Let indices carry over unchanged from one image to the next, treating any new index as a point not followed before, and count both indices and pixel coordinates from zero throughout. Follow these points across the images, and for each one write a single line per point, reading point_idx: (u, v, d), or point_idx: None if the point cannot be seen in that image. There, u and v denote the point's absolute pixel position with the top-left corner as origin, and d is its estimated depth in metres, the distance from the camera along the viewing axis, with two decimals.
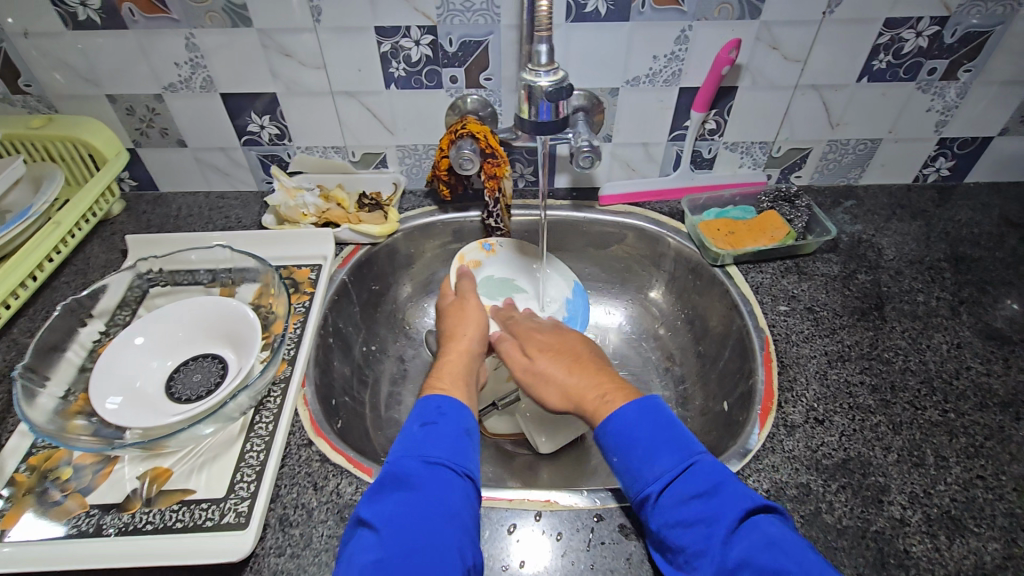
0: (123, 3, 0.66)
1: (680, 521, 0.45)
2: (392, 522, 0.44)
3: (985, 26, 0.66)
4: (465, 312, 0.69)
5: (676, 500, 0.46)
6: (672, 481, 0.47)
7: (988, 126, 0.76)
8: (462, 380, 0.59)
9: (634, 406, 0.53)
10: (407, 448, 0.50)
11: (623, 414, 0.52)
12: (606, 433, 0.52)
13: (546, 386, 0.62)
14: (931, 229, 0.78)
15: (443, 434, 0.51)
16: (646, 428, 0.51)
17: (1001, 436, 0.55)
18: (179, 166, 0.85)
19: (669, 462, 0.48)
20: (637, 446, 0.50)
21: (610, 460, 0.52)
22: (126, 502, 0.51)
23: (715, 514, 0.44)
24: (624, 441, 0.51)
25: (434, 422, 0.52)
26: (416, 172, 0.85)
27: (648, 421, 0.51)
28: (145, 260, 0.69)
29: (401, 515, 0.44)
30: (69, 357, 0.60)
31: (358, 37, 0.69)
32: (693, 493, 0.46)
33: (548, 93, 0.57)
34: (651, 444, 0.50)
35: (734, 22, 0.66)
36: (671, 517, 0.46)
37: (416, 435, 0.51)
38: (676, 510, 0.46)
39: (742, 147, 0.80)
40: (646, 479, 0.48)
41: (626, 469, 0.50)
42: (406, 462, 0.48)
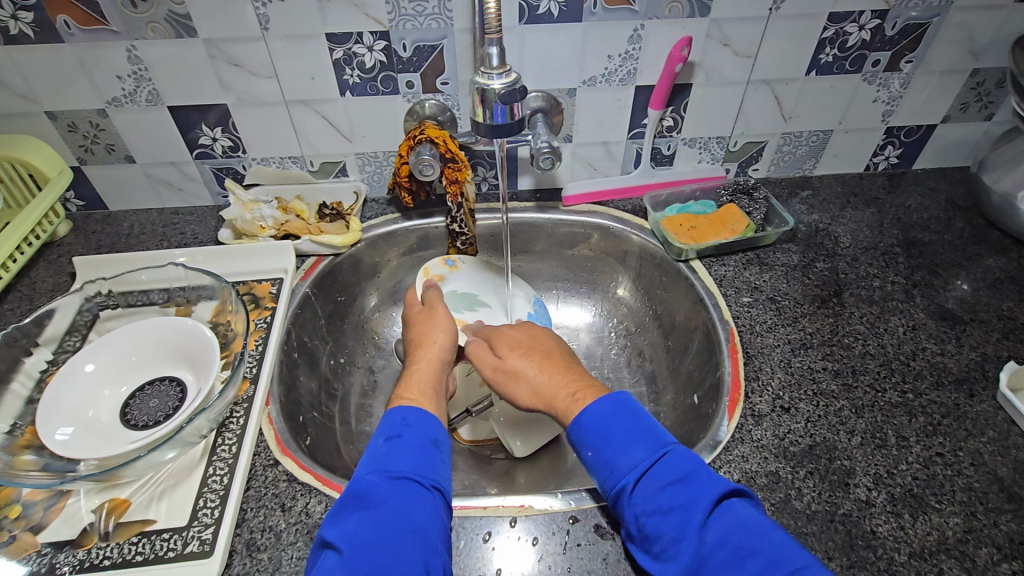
0: (57, 16, 0.63)
1: (657, 509, 0.45)
2: (357, 541, 0.43)
3: (923, 18, 0.69)
4: (432, 319, 0.68)
5: (652, 491, 0.46)
6: (649, 470, 0.48)
7: (930, 115, 0.79)
8: (432, 389, 0.58)
9: (606, 401, 0.53)
10: (373, 463, 0.49)
11: (590, 406, 0.53)
12: (579, 426, 0.52)
13: (518, 381, 0.61)
14: (884, 216, 0.81)
15: (408, 447, 0.50)
16: (621, 425, 0.51)
17: (957, 413, 0.57)
18: (129, 183, 0.81)
19: (645, 450, 0.49)
20: (613, 440, 0.50)
21: (584, 454, 0.51)
22: (81, 539, 0.49)
23: (692, 500, 0.45)
24: (598, 436, 0.51)
25: (399, 435, 0.51)
26: (377, 179, 0.83)
27: (618, 416, 0.52)
28: (94, 282, 0.66)
29: (363, 533, 0.43)
30: (14, 389, 0.57)
31: (309, 45, 0.67)
32: (671, 478, 0.46)
33: (502, 95, 0.56)
34: (626, 437, 0.50)
35: (685, 20, 0.67)
36: (649, 505, 0.46)
37: (380, 450, 0.50)
38: (654, 497, 0.46)
39: (700, 143, 0.81)
40: (623, 470, 0.48)
41: (601, 462, 0.50)
42: (371, 477, 0.47)
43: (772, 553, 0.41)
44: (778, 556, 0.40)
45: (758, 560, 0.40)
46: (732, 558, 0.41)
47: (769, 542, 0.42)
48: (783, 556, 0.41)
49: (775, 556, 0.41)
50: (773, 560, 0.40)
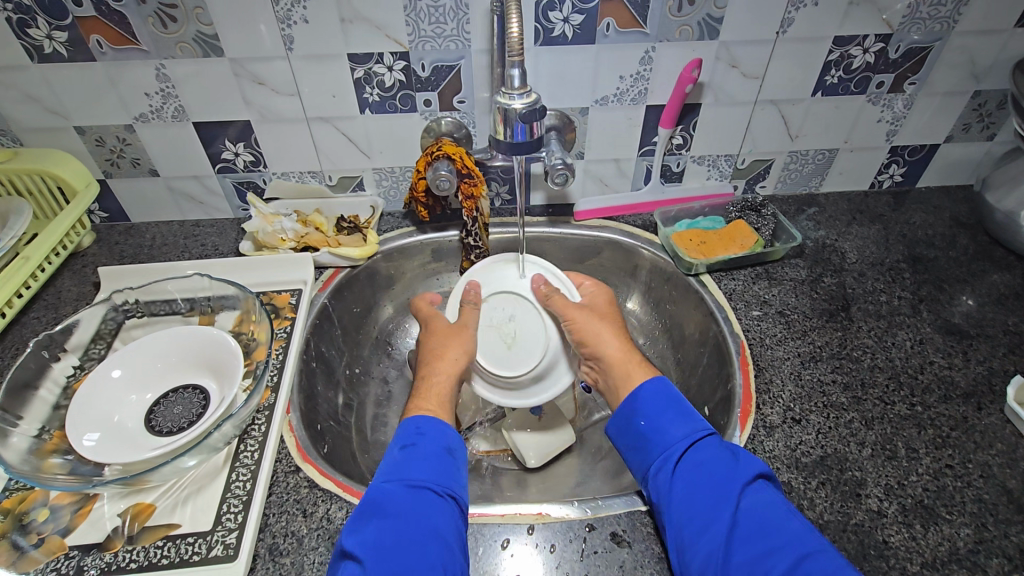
0: (91, 36, 0.66)
1: (698, 477, 0.49)
2: (378, 549, 0.44)
3: (925, 42, 0.71)
4: (454, 333, 0.63)
5: (694, 462, 0.50)
6: (695, 442, 0.52)
7: (933, 134, 0.81)
8: (450, 396, 0.59)
9: (663, 385, 0.57)
10: (391, 471, 0.50)
11: (647, 382, 0.58)
12: (637, 398, 0.57)
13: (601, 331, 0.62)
14: (889, 232, 0.82)
15: (422, 455, 0.51)
16: (673, 404, 0.55)
17: (965, 426, 0.58)
18: (152, 196, 0.84)
19: (693, 425, 0.53)
20: (665, 416, 0.55)
21: (631, 424, 0.56)
22: (107, 542, 0.50)
23: (732, 472, 0.49)
24: (652, 408, 0.55)
25: (413, 444, 0.52)
26: (393, 195, 0.85)
27: (670, 395, 0.56)
28: (120, 292, 0.68)
29: (384, 541, 0.44)
30: (42, 395, 0.59)
31: (331, 64, 0.70)
32: (714, 452, 0.51)
33: (522, 115, 0.58)
34: (677, 413, 0.55)
35: (695, 42, 0.69)
36: (690, 474, 0.50)
37: (396, 459, 0.51)
38: (695, 467, 0.50)
39: (709, 161, 0.83)
40: (672, 440, 0.53)
41: (650, 430, 0.54)
42: (388, 487, 0.49)
43: (799, 534, 0.44)
44: (801, 534, 0.44)
45: (786, 535, 0.44)
46: (761, 531, 0.45)
47: (795, 525, 0.45)
48: (806, 540, 0.44)
49: (800, 536, 0.44)
50: (800, 538, 0.44)
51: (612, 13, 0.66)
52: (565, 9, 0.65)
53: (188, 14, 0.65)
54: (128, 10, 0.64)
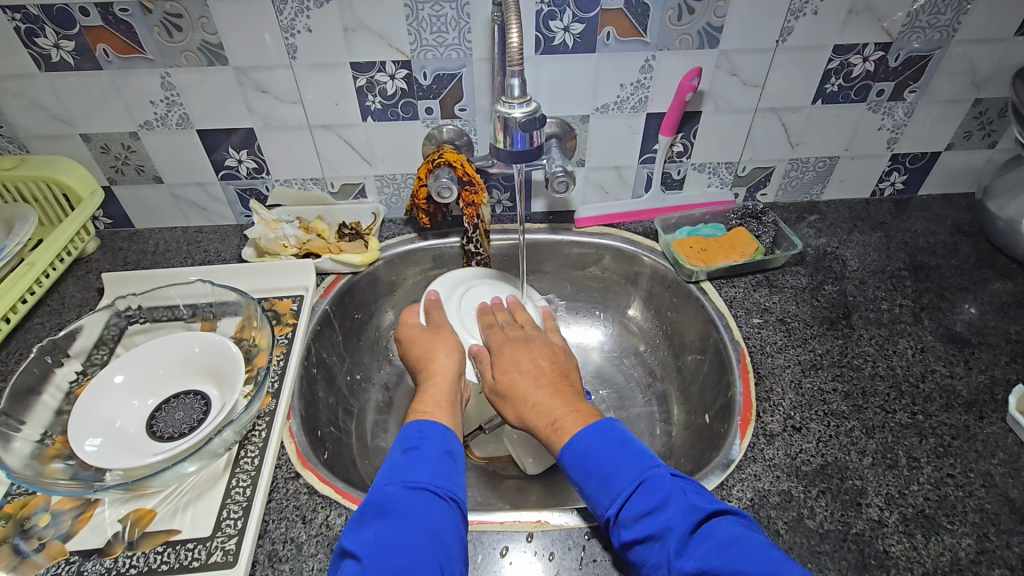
0: (97, 44, 0.67)
1: (642, 535, 0.46)
2: (378, 549, 0.44)
3: (925, 50, 0.71)
4: (438, 338, 0.68)
5: (635, 515, 0.47)
6: (630, 496, 0.48)
7: (934, 142, 0.81)
8: (449, 398, 0.61)
9: (590, 431, 0.54)
10: (393, 473, 0.50)
11: (576, 435, 0.54)
12: (567, 457, 0.53)
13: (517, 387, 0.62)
14: (891, 240, 0.82)
15: (425, 457, 0.51)
16: (600, 453, 0.52)
17: (967, 435, 0.58)
18: (156, 203, 0.84)
19: (628, 473, 0.50)
20: (593, 471, 0.51)
21: (575, 485, 0.53)
22: (108, 547, 0.50)
23: (670, 524, 0.45)
24: (583, 462, 0.52)
25: (416, 447, 0.52)
26: (395, 202, 0.86)
27: (605, 439, 0.53)
28: (124, 297, 0.69)
29: (384, 540, 0.44)
30: (45, 400, 0.59)
31: (334, 72, 0.70)
32: (652, 500, 0.47)
33: (522, 123, 0.59)
34: (610, 459, 0.51)
35: (695, 51, 0.70)
36: (633, 532, 0.47)
37: (398, 462, 0.51)
38: (635, 526, 0.47)
39: (710, 168, 0.83)
40: (609, 495, 0.49)
41: (589, 489, 0.51)
42: (391, 488, 0.48)
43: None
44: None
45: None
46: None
47: (751, 565, 0.41)
48: (773, 572, 0.41)
49: (764, 567, 0.41)
50: None
51: (612, 21, 0.66)
52: (565, 18, 0.66)
53: (193, 23, 0.66)
54: (135, 20, 0.65)
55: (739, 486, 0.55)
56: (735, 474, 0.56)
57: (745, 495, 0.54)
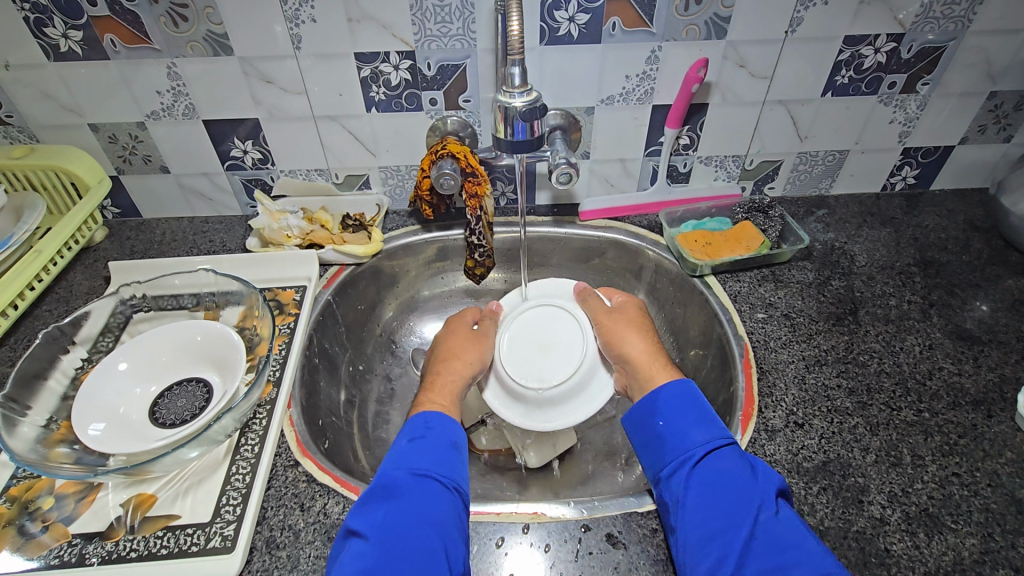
0: (105, 35, 0.67)
1: (718, 485, 0.49)
2: (384, 527, 0.45)
3: (939, 42, 0.70)
4: (466, 338, 0.68)
5: (710, 469, 0.50)
6: (716, 448, 0.52)
7: (947, 136, 0.80)
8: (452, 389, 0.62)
9: (685, 387, 0.57)
10: (398, 459, 0.51)
11: (675, 383, 0.58)
12: (659, 400, 0.57)
13: (629, 335, 0.64)
14: (901, 235, 0.81)
15: (432, 447, 0.52)
16: (694, 409, 0.55)
17: (974, 434, 0.57)
18: (162, 192, 0.85)
19: (714, 432, 0.53)
20: (687, 419, 0.54)
21: (653, 425, 0.56)
22: (109, 531, 0.51)
23: (754, 480, 0.48)
24: (674, 411, 0.56)
25: (422, 436, 0.53)
26: (399, 192, 0.86)
27: (696, 401, 0.56)
28: (128, 286, 0.69)
29: (391, 520, 0.45)
30: (51, 385, 0.60)
31: (339, 63, 0.70)
32: (736, 460, 0.50)
33: (523, 113, 0.58)
34: (699, 416, 0.54)
35: (702, 42, 0.69)
36: (709, 478, 0.49)
37: (404, 449, 0.52)
38: (716, 472, 0.50)
39: (716, 161, 0.82)
40: (691, 443, 0.52)
41: (668, 432, 0.55)
42: (396, 472, 0.49)
43: (817, 553, 0.43)
44: (818, 554, 0.43)
45: (802, 554, 0.43)
46: (777, 545, 0.44)
47: (815, 545, 0.44)
48: (828, 559, 0.43)
49: (821, 555, 0.43)
50: (818, 557, 0.43)
51: (618, 12, 0.66)
52: (570, 8, 0.65)
53: (199, 14, 0.66)
54: (141, 10, 0.65)
55: None
56: None
57: None
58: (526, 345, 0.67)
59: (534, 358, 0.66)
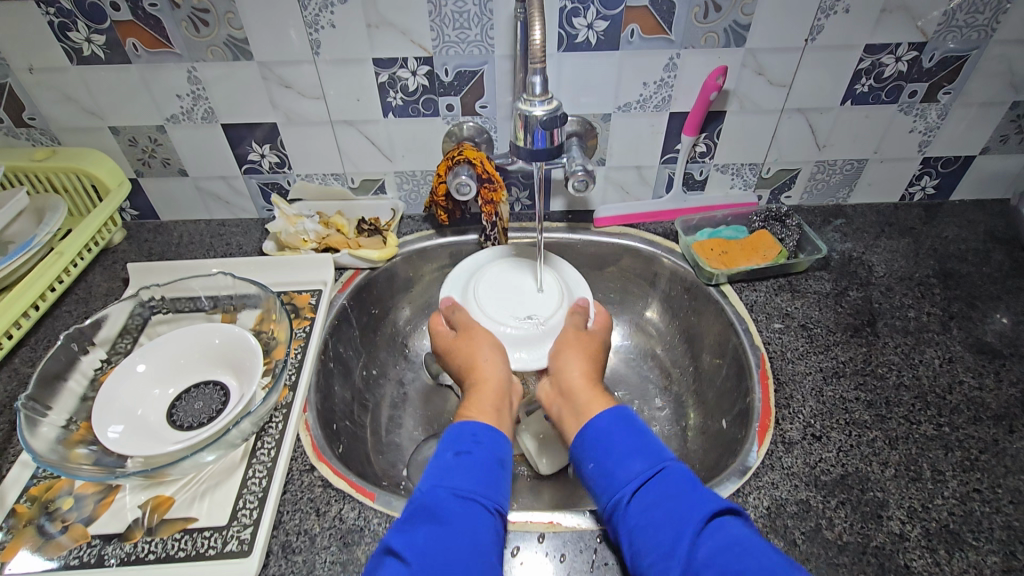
0: (127, 39, 0.68)
1: (652, 523, 0.46)
2: (425, 553, 0.44)
3: (961, 51, 0.69)
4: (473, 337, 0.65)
5: (644, 504, 0.48)
6: (646, 481, 0.49)
7: (968, 146, 0.79)
8: (497, 403, 0.59)
9: (610, 414, 0.55)
10: (439, 476, 0.50)
11: (603, 413, 0.55)
12: (582, 440, 0.54)
13: (572, 355, 0.63)
14: (920, 246, 0.80)
15: (478, 463, 0.51)
16: (623, 436, 0.53)
17: (995, 449, 0.56)
18: (181, 196, 0.86)
19: (648, 461, 0.51)
20: (614, 450, 0.52)
21: (583, 466, 0.54)
22: (127, 532, 0.51)
23: (687, 512, 0.46)
24: (600, 446, 0.53)
25: (468, 451, 0.52)
26: (414, 197, 0.86)
27: (624, 426, 0.54)
28: (148, 288, 0.70)
29: (433, 548, 0.44)
30: (71, 386, 0.61)
31: (357, 68, 0.71)
32: (666, 490, 0.48)
33: (543, 121, 0.57)
34: (625, 446, 0.52)
35: (721, 49, 0.68)
36: (643, 518, 0.47)
37: (449, 463, 0.51)
38: (648, 510, 0.47)
39: (732, 169, 0.82)
40: (622, 481, 0.50)
41: (599, 473, 0.52)
42: (440, 491, 0.48)
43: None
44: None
45: (759, 565, 0.41)
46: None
47: (768, 562, 0.41)
48: None
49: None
50: None
51: (636, 19, 0.66)
52: (589, 15, 0.65)
53: (220, 18, 0.66)
54: (164, 15, 0.66)
55: (756, 494, 0.54)
56: (752, 482, 0.55)
57: (762, 503, 0.53)
58: (509, 294, 0.72)
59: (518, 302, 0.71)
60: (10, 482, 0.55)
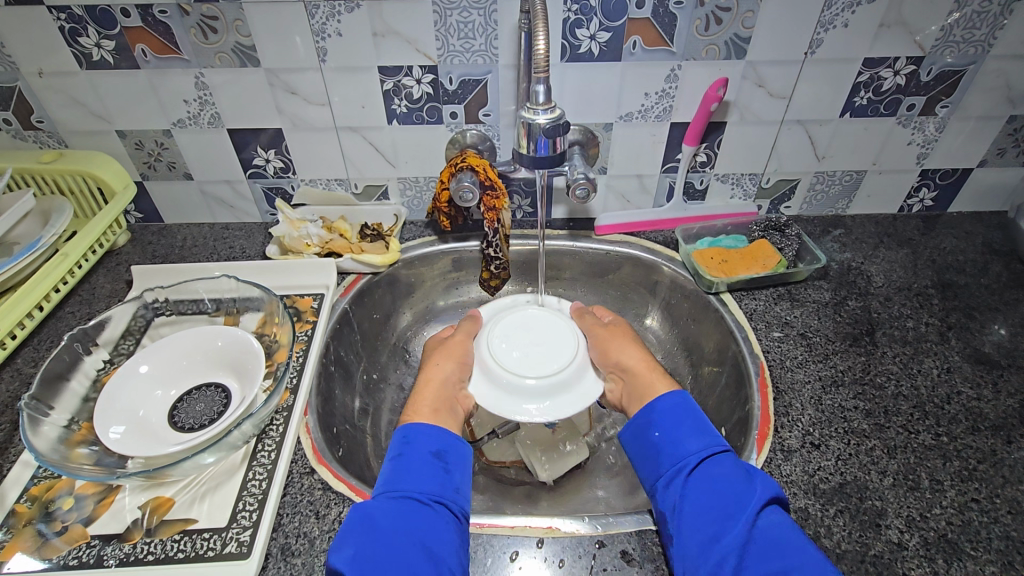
0: (136, 45, 0.69)
1: (713, 491, 0.50)
2: (361, 554, 0.44)
3: (958, 65, 0.70)
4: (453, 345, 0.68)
5: (707, 475, 0.51)
6: (708, 457, 0.53)
7: (966, 159, 0.80)
8: (435, 404, 0.60)
9: (679, 397, 0.59)
10: (384, 482, 0.51)
11: (669, 395, 0.59)
12: (654, 412, 0.58)
13: (626, 347, 0.66)
14: (918, 257, 0.81)
15: (411, 463, 0.53)
16: (688, 417, 0.57)
17: (994, 459, 0.56)
18: (186, 200, 0.87)
19: (707, 439, 0.54)
20: (683, 428, 0.56)
21: (645, 435, 0.57)
22: (127, 533, 0.51)
23: (746, 489, 0.49)
24: (669, 421, 0.57)
25: (400, 453, 0.54)
26: (416, 204, 0.87)
27: (691, 411, 0.57)
28: (152, 290, 0.70)
29: (368, 547, 0.45)
30: (73, 386, 0.61)
31: (363, 76, 0.72)
32: (731, 467, 0.51)
33: (546, 130, 0.58)
34: (693, 425, 0.56)
35: (721, 61, 0.69)
36: (704, 485, 0.50)
37: (387, 469, 0.53)
38: (710, 480, 0.51)
39: (733, 179, 0.82)
40: (687, 452, 0.53)
41: (663, 443, 0.55)
42: (378, 496, 0.50)
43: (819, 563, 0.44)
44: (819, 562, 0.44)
45: (802, 559, 0.44)
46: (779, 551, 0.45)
47: (811, 551, 0.45)
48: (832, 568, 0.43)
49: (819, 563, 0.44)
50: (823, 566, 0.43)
51: (638, 31, 0.67)
52: (592, 27, 0.66)
53: (228, 26, 0.67)
54: (173, 22, 0.67)
55: None
56: None
57: None
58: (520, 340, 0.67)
59: (531, 341, 0.67)
60: (11, 481, 0.55)
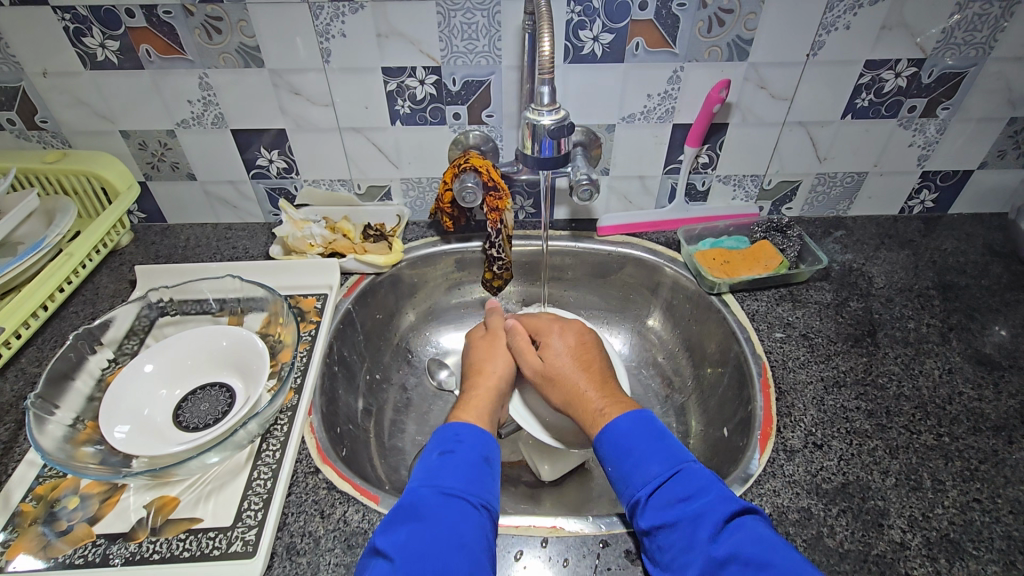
0: (141, 45, 0.69)
1: (667, 521, 0.48)
2: (408, 550, 0.44)
3: (959, 67, 0.70)
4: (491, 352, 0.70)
5: (660, 504, 0.49)
6: (661, 484, 0.50)
7: (966, 160, 0.80)
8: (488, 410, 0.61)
9: (628, 418, 0.56)
10: (427, 476, 0.51)
11: (618, 419, 0.57)
12: (601, 443, 0.56)
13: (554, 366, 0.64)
14: (919, 258, 0.81)
15: (460, 462, 0.52)
16: (637, 440, 0.54)
17: (995, 460, 0.57)
18: (189, 200, 0.87)
19: (659, 465, 0.52)
20: (629, 455, 0.53)
21: (605, 469, 0.55)
22: (132, 532, 0.51)
23: (703, 512, 0.47)
24: (618, 450, 0.54)
25: (451, 450, 0.53)
26: (419, 204, 0.87)
27: (644, 428, 0.55)
28: (157, 289, 0.71)
29: (414, 543, 0.45)
30: (78, 386, 0.61)
31: (366, 77, 0.72)
32: (681, 491, 0.49)
33: (551, 131, 0.59)
34: (644, 449, 0.53)
35: (724, 63, 0.70)
36: (660, 516, 0.48)
37: (433, 463, 0.52)
38: (663, 511, 0.49)
39: (735, 180, 0.83)
40: (636, 483, 0.52)
41: (618, 476, 0.54)
42: (423, 490, 0.50)
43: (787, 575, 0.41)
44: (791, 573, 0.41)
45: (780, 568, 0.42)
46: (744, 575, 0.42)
47: (787, 563, 0.42)
48: None
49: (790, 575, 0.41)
50: None
51: (641, 33, 0.67)
52: (595, 28, 0.67)
53: (232, 26, 0.68)
54: (177, 22, 0.67)
55: (757, 501, 0.54)
56: (753, 489, 0.55)
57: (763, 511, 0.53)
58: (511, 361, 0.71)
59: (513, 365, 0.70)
60: (16, 481, 0.55)
